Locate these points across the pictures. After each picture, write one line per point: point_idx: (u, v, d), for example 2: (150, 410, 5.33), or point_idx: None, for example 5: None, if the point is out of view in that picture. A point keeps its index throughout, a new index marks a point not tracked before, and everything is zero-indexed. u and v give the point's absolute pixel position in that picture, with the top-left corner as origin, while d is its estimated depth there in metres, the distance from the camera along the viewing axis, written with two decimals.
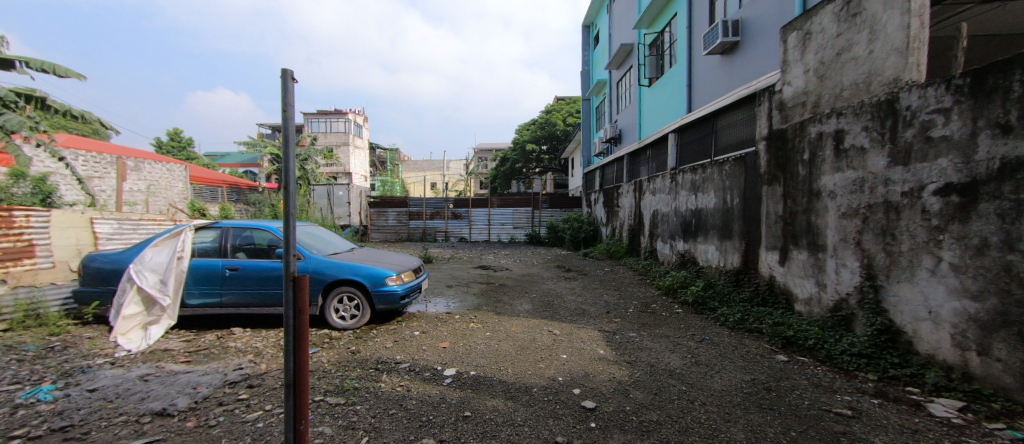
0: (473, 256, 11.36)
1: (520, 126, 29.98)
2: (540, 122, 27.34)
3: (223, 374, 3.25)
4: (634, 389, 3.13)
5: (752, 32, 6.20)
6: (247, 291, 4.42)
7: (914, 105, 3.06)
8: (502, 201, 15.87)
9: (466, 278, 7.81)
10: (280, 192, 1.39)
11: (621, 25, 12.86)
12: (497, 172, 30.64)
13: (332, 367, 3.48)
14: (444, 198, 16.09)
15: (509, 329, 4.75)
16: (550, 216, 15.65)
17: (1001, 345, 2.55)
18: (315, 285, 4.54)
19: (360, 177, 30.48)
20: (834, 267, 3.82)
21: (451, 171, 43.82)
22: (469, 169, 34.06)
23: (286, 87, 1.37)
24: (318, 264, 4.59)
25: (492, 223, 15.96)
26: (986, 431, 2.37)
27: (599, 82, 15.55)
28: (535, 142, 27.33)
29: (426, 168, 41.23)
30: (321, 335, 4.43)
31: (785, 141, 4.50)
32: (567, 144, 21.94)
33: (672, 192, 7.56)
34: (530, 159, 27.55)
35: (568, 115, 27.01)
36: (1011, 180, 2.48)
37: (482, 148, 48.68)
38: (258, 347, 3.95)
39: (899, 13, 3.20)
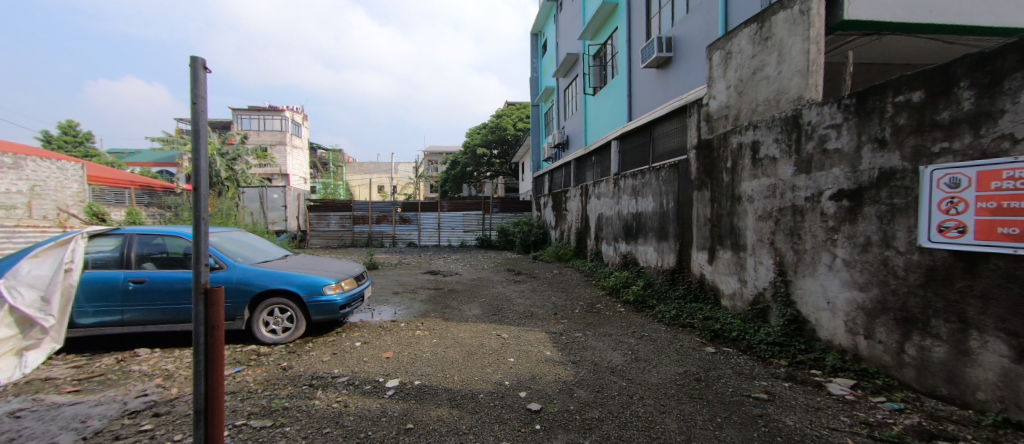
0: (422, 261, 11.11)
1: (471, 129, 29.84)
2: (491, 126, 27.42)
3: (122, 403, 2.90)
4: (578, 388, 3.23)
5: (683, 49, 6.69)
6: (156, 307, 3.99)
7: (813, 121, 3.48)
8: (452, 205, 15.69)
9: (414, 284, 7.62)
10: (190, 194, 1.32)
11: (567, 35, 13.28)
12: (448, 176, 30.28)
13: (259, 387, 3.23)
14: (391, 201, 15.63)
15: (456, 335, 4.70)
16: (500, 220, 15.69)
17: (882, 329, 2.96)
18: (240, 296, 4.20)
19: (298, 179, 28.64)
20: (753, 265, 4.22)
21: (399, 173, 42.54)
22: (419, 172, 33.33)
23: (196, 76, 1.33)
24: (244, 273, 4.25)
25: (442, 227, 15.70)
26: (871, 405, 2.74)
27: (547, 90, 15.94)
28: (486, 146, 27.38)
29: (373, 170, 39.70)
30: (248, 351, 4.09)
31: (711, 150, 4.90)
32: (518, 149, 22.22)
33: (614, 197, 7.93)
34: (480, 162, 27.52)
35: (518, 121, 27.35)
36: (886, 187, 2.90)
37: (432, 151, 47.78)
38: (170, 368, 3.57)
39: (800, 39, 3.62)
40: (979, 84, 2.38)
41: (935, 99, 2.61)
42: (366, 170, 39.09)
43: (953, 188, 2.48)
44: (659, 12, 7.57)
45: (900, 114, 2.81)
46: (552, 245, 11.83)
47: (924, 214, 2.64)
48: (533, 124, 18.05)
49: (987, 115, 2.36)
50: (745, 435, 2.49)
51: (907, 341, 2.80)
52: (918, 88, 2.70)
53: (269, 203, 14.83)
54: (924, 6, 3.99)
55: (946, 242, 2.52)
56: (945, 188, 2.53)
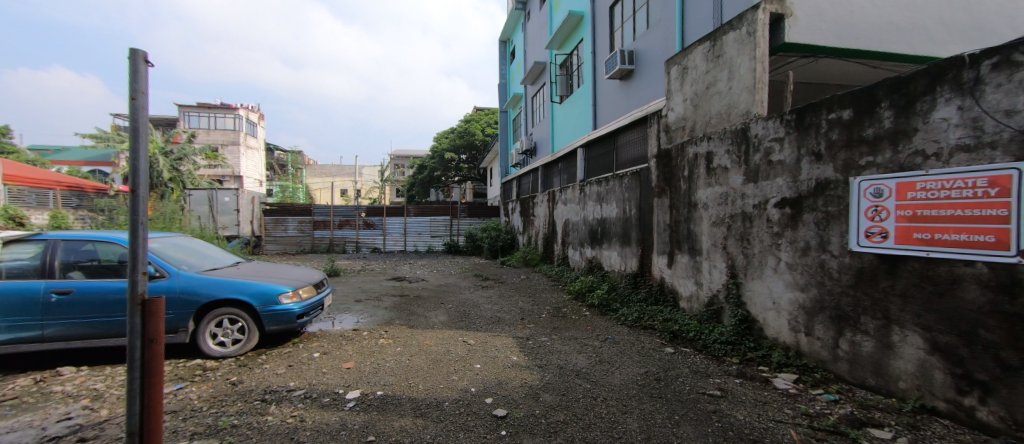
0: (386, 267, 10.85)
1: (439, 133, 29.57)
2: (459, 131, 27.30)
3: (41, 429, 2.66)
4: (544, 392, 3.28)
5: (644, 62, 7.00)
6: (84, 320, 3.68)
7: (760, 134, 3.74)
8: (418, 210, 15.46)
9: (379, 291, 7.44)
10: (127, 195, 1.29)
11: (535, 44, 13.52)
12: (415, 181, 29.82)
13: (204, 404, 3.05)
14: (355, 205, 15.22)
15: (422, 342, 4.64)
16: (467, 225, 15.61)
17: (820, 327, 3.23)
18: (185, 307, 3.94)
19: (253, 181, 27.22)
20: (708, 268, 4.46)
21: (364, 176, 41.45)
22: (385, 175, 32.62)
23: (136, 71, 1.30)
24: (189, 282, 4.00)
25: (408, 232, 15.43)
26: (811, 397, 2.97)
27: (515, 96, 16.11)
28: (454, 151, 27.22)
29: (336, 173, 38.43)
30: (192, 367, 3.85)
31: (669, 160, 5.15)
32: (486, 154, 22.26)
33: (580, 203, 8.11)
34: (448, 167, 27.31)
35: (487, 126, 27.43)
36: (822, 196, 3.17)
37: (398, 155, 46.93)
38: (99, 389, 3.30)
39: (747, 58, 3.90)
40: (898, 105, 2.67)
41: (862, 117, 2.89)
42: (328, 172, 37.79)
43: (878, 197, 2.76)
44: (622, 26, 7.87)
45: (833, 130, 3.09)
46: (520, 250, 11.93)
47: (855, 221, 2.91)
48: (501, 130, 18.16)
49: (904, 133, 2.65)
50: (699, 430, 2.62)
51: (841, 337, 3.07)
52: (847, 107, 2.98)
53: (219, 207, 14.15)
54: (852, 33, 4.41)
55: (874, 247, 2.79)
56: (871, 198, 2.80)
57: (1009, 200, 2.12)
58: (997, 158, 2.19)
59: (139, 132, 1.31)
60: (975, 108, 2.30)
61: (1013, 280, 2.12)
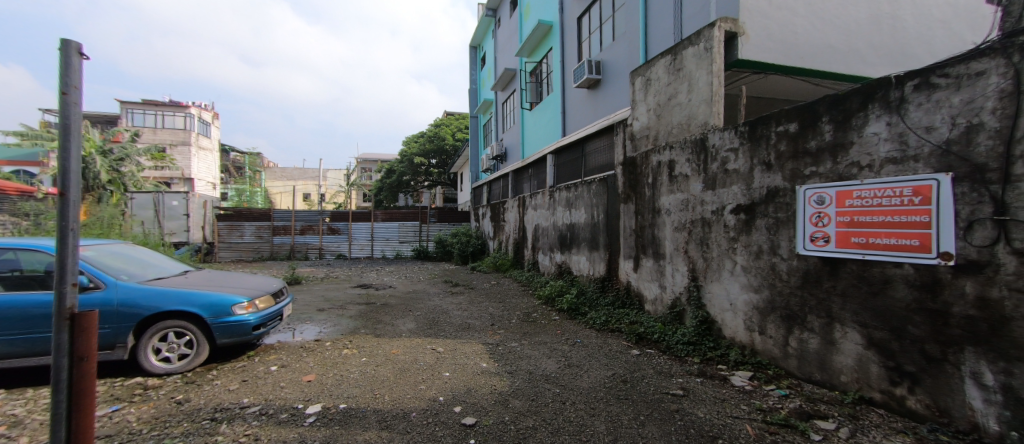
0: (351, 274, 10.51)
1: (408, 137, 29.10)
2: (428, 135, 27.00)
3: None
4: (513, 398, 3.30)
5: (610, 72, 7.24)
6: (2, 337, 3.34)
7: (717, 144, 3.96)
8: (387, 215, 15.10)
9: (343, 299, 7.19)
10: (55, 198, 1.21)
11: (505, 51, 13.65)
12: (382, 185, 29.18)
13: (144, 427, 2.84)
14: (318, 210, 14.69)
15: (388, 351, 4.54)
16: (437, 230, 15.39)
17: (772, 326, 3.45)
18: (123, 320, 3.66)
19: (207, 184, 25.68)
20: (671, 272, 4.64)
21: (328, 180, 40.11)
22: (351, 179, 31.70)
23: (68, 62, 1.22)
24: (128, 294, 3.72)
25: (375, 238, 15.04)
26: (764, 392, 3.16)
27: (486, 102, 16.16)
28: (424, 155, 26.87)
29: (298, 176, 36.92)
30: (130, 386, 3.56)
31: (634, 167, 5.33)
32: (456, 159, 22.14)
33: (550, 208, 8.22)
34: (418, 171, 26.88)
35: (456, 131, 27.27)
36: (773, 203, 3.40)
37: (365, 159, 45.75)
38: (18, 414, 3.00)
39: (705, 72, 4.13)
40: (837, 120, 2.92)
41: (806, 130, 3.14)
42: (290, 175, 36.28)
43: (820, 204, 2.99)
44: (589, 37, 8.11)
45: (782, 142, 3.33)
46: (490, 255, 11.92)
47: (800, 226, 3.14)
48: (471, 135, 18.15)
49: (842, 146, 2.89)
50: (663, 430, 2.71)
51: (790, 335, 3.30)
52: (793, 121, 3.23)
53: (166, 211, 13.31)
54: (797, 53, 4.77)
55: (817, 250, 3.02)
56: (815, 205, 3.03)
57: (931, 208, 2.37)
58: (920, 170, 2.45)
59: (71, 130, 1.23)
60: (901, 124, 2.56)
61: (935, 280, 2.37)
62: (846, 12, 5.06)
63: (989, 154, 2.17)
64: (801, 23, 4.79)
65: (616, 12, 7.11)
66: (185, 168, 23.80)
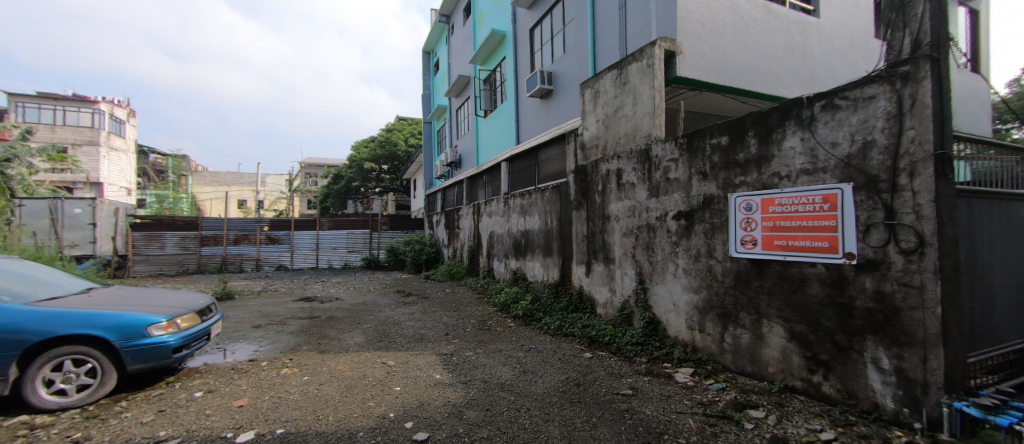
0: (294, 286, 9.81)
1: (357, 142, 27.95)
2: (379, 140, 26.08)
3: None
4: (467, 409, 3.24)
5: (561, 83, 7.50)
6: None
7: (660, 155, 4.24)
8: (333, 223, 14.36)
9: (284, 314, 6.66)
10: None
11: (458, 58, 13.65)
12: (330, 191, 27.72)
13: None
14: (255, 219, 13.57)
15: (333, 368, 4.26)
16: (389, 238, 14.88)
17: (710, 324, 3.72)
18: (4, 348, 3.11)
19: (120, 189, 22.78)
20: (620, 276, 4.85)
21: (268, 186, 37.35)
22: (292, 185, 29.71)
23: None
24: (11, 318, 3.18)
25: (320, 247, 14.19)
26: (705, 387, 3.39)
27: (440, 108, 15.98)
28: (374, 161, 25.89)
29: (231, 181, 33.82)
30: (11, 427, 3.01)
31: (585, 175, 5.53)
32: (409, 166, 21.61)
33: (504, 215, 8.27)
34: (368, 177, 26.14)
35: (410, 136, 26.60)
36: (709, 210, 3.70)
37: (309, 163, 43.15)
38: None
39: (648, 87, 4.42)
40: (761, 135, 3.26)
41: (735, 143, 3.47)
42: (222, 180, 33.15)
43: (749, 210, 3.30)
44: (541, 49, 8.36)
45: (715, 153, 3.64)
46: (445, 263, 11.72)
47: (733, 231, 3.44)
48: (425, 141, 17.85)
49: (765, 158, 3.23)
50: (615, 430, 2.81)
51: (726, 332, 3.58)
52: (725, 134, 3.55)
53: (66, 220, 11.30)
54: (726, 73, 5.26)
55: (746, 253, 3.33)
56: (745, 210, 3.34)
57: (837, 214, 2.71)
58: (829, 180, 2.80)
59: None
60: (812, 139, 2.91)
61: (842, 277, 2.71)
62: (765, 38, 5.68)
63: (880, 167, 2.53)
64: (728, 46, 5.30)
65: (566, 26, 7.42)
66: (93, 170, 20.93)
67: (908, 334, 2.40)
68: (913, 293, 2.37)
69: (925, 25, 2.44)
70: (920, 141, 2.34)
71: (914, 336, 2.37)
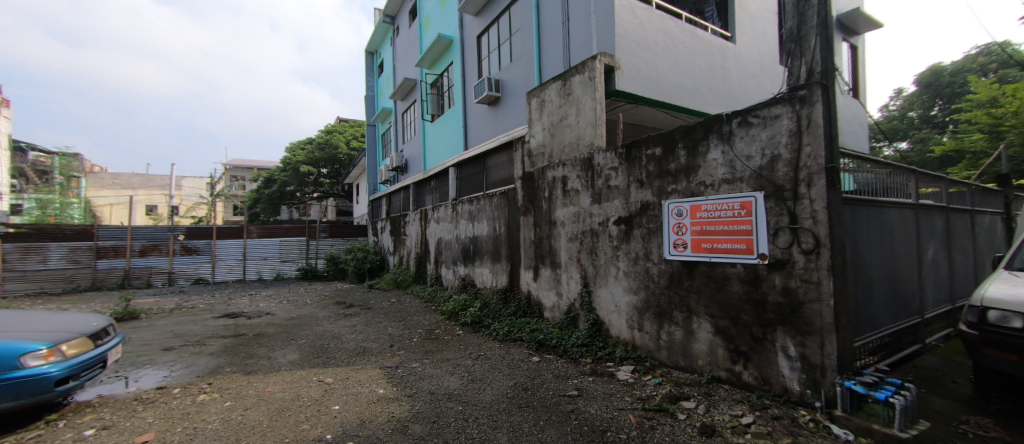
0: (218, 302, 8.83)
1: (291, 144, 26.09)
2: (317, 143, 24.52)
3: None
4: (413, 423, 3.12)
5: (508, 91, 7.64)
6: None
7: (602, 163, 4.47)
8: (263, 230, 13.15)
9: (204, 333, 5.97)
10: None
11: (404, 60, 13.36)
12: (261, 196, 25.49)
13: None
14: (166, 227, 12.02)
15: (260, 391, 3.89)
16: (328, 247, 13.99)
17: (647, 323, 3.97)
18: None
19: None
20: (566, 280, 5.01)
21: (185, 190, 33.43)
22: (215, 189, 26.84)
23: None
24: None
25: (248, 258, 12.93)
26: (644, 383, 3.60)
27: (384, 110, 15.47)
28: (312, 164, 24.27)
29: (136, 184, 29.74)
30: None
31: (532, 182, 5.65)
32: (350, 170, 20.60)
33: (452, 221, 8.16)
34: (304, 182, 24.12)
35: (353, 139, 25.42)
36: (645, 215, 3.96)
37: (234, 165, 39.23)
38: None
39: (590, 99, 4.66)
40: (688, 147, 3.58)
41: (668, 154, 3.76)
42: (124, 183, 28.94)
43: (679, 216, 3.59)
44: (488, 56, 8.46)
45: (650, 163, 3.92)
46: (390, 271, 11.29)
47: (666, 236, 3.72)
48: (368, 144, 17.15)
49: (693, 168, 3.54)
50: (561, 431, 2.88)
51: (661, 329, 3.84)
52: (658, 146, 3.84)
53: None
54: (659, 89, 5.70)
55: (678, 255, 3.61)
56: (677, 216, 3.62)
57: (752, 219, 3.06)
58: (744, 189, 3.15)
59: None
60: (731, 152, 3.25)
61: (758, 276, 3.04)
62: (691, 59, 6.25)
63: (785, 178, 2.90)
64: (660, 64, 5.76)
65: (512, 36, 7.59)
66: None
67: (808, 323, 2.76)
68: (812, 288, 2.73)
69: (817, 57, 2.85)
70: (815, 156, 2.73)
71: (813, 325, 2.73)
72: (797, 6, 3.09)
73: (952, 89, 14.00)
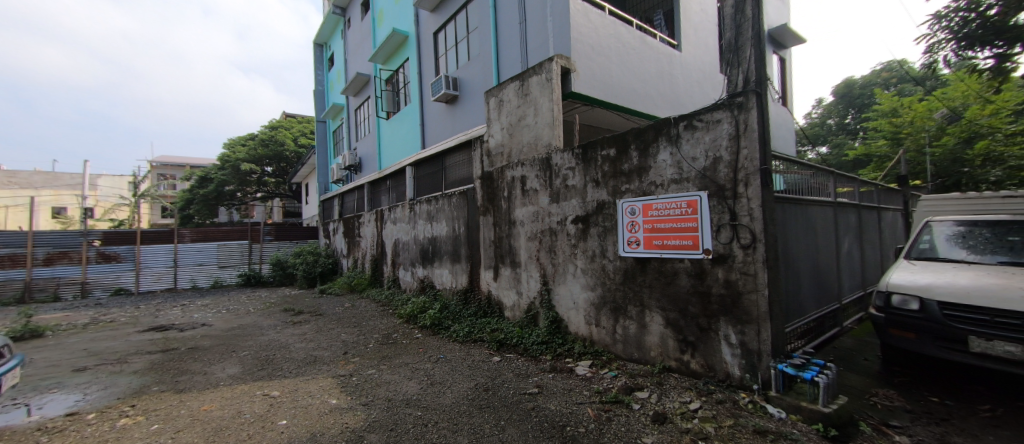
0: (145, 313, 7.96)
1: (229, 140, 24.13)
2: (259, 139, 22.88)
3: None
4: (369, 432, 3.00)
5: (466, 90, 7.58)
6: None
7: (559, 163, 4.55)
8: (197, 234, 12.00)
9: (130, 349, 5.35)
10: None
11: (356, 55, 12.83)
12: (194, 196, 23.34)
13: None
14: (77, 232, 10.61)
15: (194, 410, 3.54)
16: (274, 250, 13.08)
17: (604, 318, 4.10)
18: None
19: None
20: (525, 279, 5.05)
21: (103, 190, 29.86)
22: (138, 189, 24.20)
23: None
24: None
25: (179, 264, 11.73)
26: (601, 376, 3.71)
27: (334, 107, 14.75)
28: (254, 162, 22.59)
29: (39, 183, 26.14)
30: None
31: (491, 181, 5.64)
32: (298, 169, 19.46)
33: (409, 222, 7.95)
34: (246, 181, 22.42)
35: (300, 135, 24.00)
36: (601, 214, 4.09)
37: (161, 161, 35.58)
38: None
39: (547, 100, 4.73)
40: (640, 148, 3.73)
41: (621, 155, 3.91)
42: (24, 182, 25.32)
43: (633, 214, 3.74)
44: (445, 54, 8.34)
45: (605, 164, 4.06)
46: (343, 275, 10.79)
47: (621, 234, 3.86)
48: (318, 142, 16.30)
49: (644, 169, 3.70)
50: (522, 429, 2.90)
51: (617, 324, 3.98)
52: (612, 147, 3.97)
53: None
54: (613, 92, 5.91)
55: (632, 252, 3.76)
56: (631, 214, 3.77)
57: (697, 217, 3.26)
58: (690, 188, 3.35)
59: None
60: (678, 154, 3.44)
61: (703, 270, 3.25)
62: (641, 65, 6.55)
63: (726, 178, 3.12)
64: (612, 69, 5.96)
65: (469, 34, 7.53)
66: None
67: (747, 313, 2.99)
68: (750, 279, 2.97)
69: (752, 67, 3.09)
70: (751, 158, 2.96)
71: (751, 314, 2.96)
72: (734, 19, 3.32)
73: (861, 100, 15.85)
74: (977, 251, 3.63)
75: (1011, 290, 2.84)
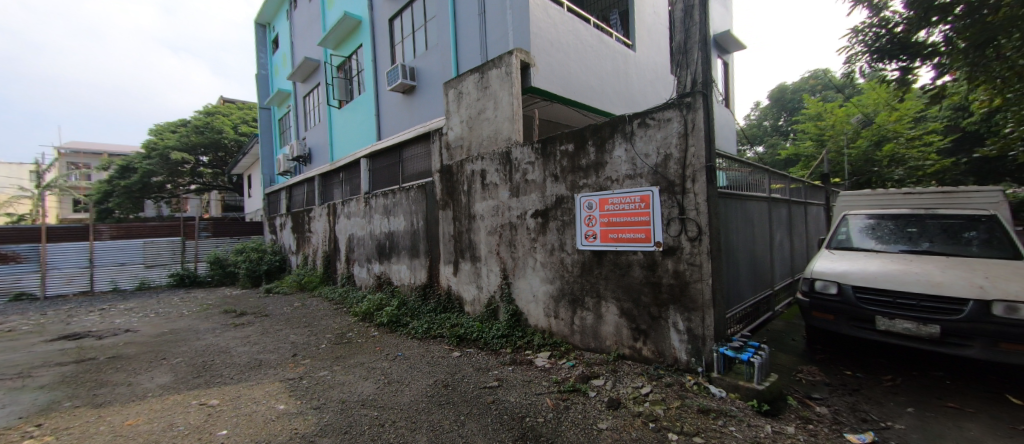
0: (55, 320, 7.03)
1: (155, 126, 21.81)
2: (192, 125, 20.91)
3: None
4: (322, 436, 2.87)
5: (423, 81, 7.37)
6: None
7: (519, 157, 4.55)
8: (118, 231, 10.78)
9: (37, 362, 4.69)
10: None
11: (303, 39, 12.07)
12: (112, 188, 20.84)
13: None
14: None
15: (117, 425, 3.18)
16: (210, 248, 12.05)
17: (562, 310, 4.19)
18: None
19: None
20: (485, 273, 5.04)
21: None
22: (42, 179, 21.21)
23: None
24: None
25: (96, 264, 10.46)
26: (559, 367, 3.78)
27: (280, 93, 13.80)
28: (187, 151, 20.57)
29: None
30: None
31: (450, 175, 5.55)
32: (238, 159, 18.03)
33: (365, 216, 7.64)
34: (176, 172, 20.42)
35: (240, 122, 22.21)
36: (559, 208, 4.16)
37: (71, 149, 31.46)
38: None
39: (506, 94, 4.72)
40: (597, 144, 3.83)
41: (579, 151, 3.98)
42: None
43: (590, 209, 3.84)
44: (400, 42, 8.05)
45: (563, 159, 4.11)
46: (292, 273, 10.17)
47: (579, 228, 3.95)
48: (261, 130, 15.20)
49: (601, 164, 3.80)
50: (482, 423, 2.90)
51: (574, 315, 4.08)
52: (571, 142, 4.03)
53: None
54: (571, 88, 6.01)
55: (589, 245, 3.86)
56: (588, 208, 3.86)
57: (650, 211, 3.41)
58: (643, 183, 3.49)
59: None
60: (632, 150, 3.57)
61: (654, 262, 3.41)
62: (598, 63, 6.70)
63: (676, 174, 3.28)
64: (570, 65, 6.05)
65: (427, 23, 7.32)
66: None
67: (693, 301, 3.18)
68: (696, 269, 3.16)
69: (699, 69, 3.26)
70: (697, 156, 3.13)
71: (697, 302, 3.15)
72: (684, 23, 3.48)
73: (792, 104, 17.38)
74: (883, 241, 4.10)
75: (910, 275, 3.26)
